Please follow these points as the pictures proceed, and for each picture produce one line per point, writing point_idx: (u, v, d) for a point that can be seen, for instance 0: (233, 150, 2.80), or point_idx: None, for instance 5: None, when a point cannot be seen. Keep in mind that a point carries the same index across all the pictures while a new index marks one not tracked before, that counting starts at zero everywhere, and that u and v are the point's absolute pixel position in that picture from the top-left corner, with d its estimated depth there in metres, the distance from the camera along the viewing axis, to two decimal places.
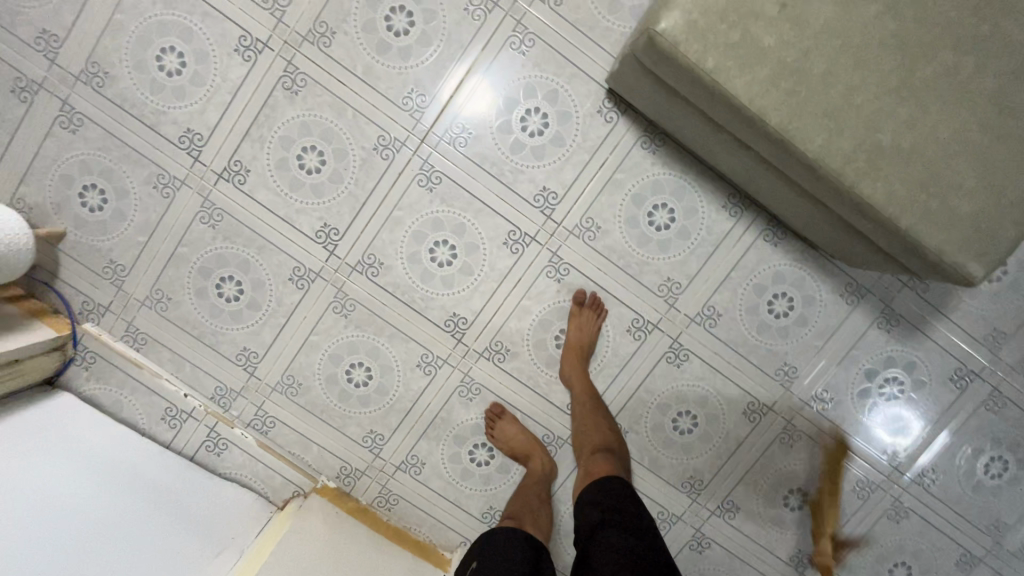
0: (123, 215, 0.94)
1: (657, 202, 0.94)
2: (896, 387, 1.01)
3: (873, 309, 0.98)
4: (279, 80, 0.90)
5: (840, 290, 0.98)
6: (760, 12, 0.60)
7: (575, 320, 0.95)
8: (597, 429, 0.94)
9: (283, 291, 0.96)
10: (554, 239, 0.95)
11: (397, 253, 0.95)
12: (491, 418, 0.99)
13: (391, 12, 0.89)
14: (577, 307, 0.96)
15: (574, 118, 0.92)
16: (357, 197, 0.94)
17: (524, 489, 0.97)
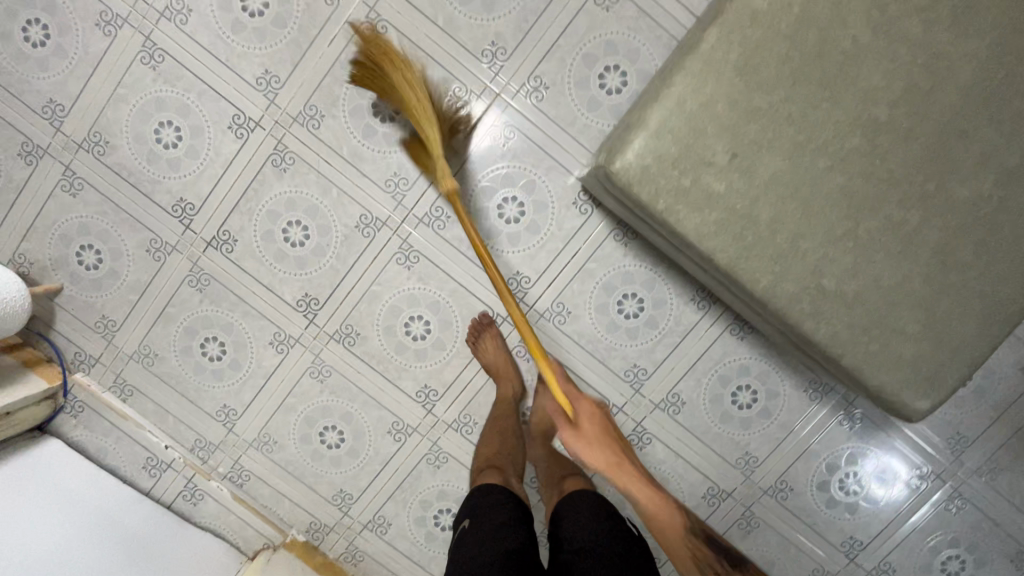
0: (116, 274, 0.99)
1: (627, 291, 0.97)
2: (857, 476, 1.02)
3: (835, 405, 1.00)
4: (269, 158, 0.95)
5: (803, 386, 0.99)
6: (712, 160, 0.62)
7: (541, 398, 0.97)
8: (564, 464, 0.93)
9: (264, 354, 1.01)
10: (525, 321, 0.98)
11: (374, 325, 0.99)
12: (477, 331, 0.97)
13: (379, 100, 0.93)
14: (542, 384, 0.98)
15: (549, 208, 0.95)
16: (338, 271, 0.98)
17: (503, 431, 0.93)
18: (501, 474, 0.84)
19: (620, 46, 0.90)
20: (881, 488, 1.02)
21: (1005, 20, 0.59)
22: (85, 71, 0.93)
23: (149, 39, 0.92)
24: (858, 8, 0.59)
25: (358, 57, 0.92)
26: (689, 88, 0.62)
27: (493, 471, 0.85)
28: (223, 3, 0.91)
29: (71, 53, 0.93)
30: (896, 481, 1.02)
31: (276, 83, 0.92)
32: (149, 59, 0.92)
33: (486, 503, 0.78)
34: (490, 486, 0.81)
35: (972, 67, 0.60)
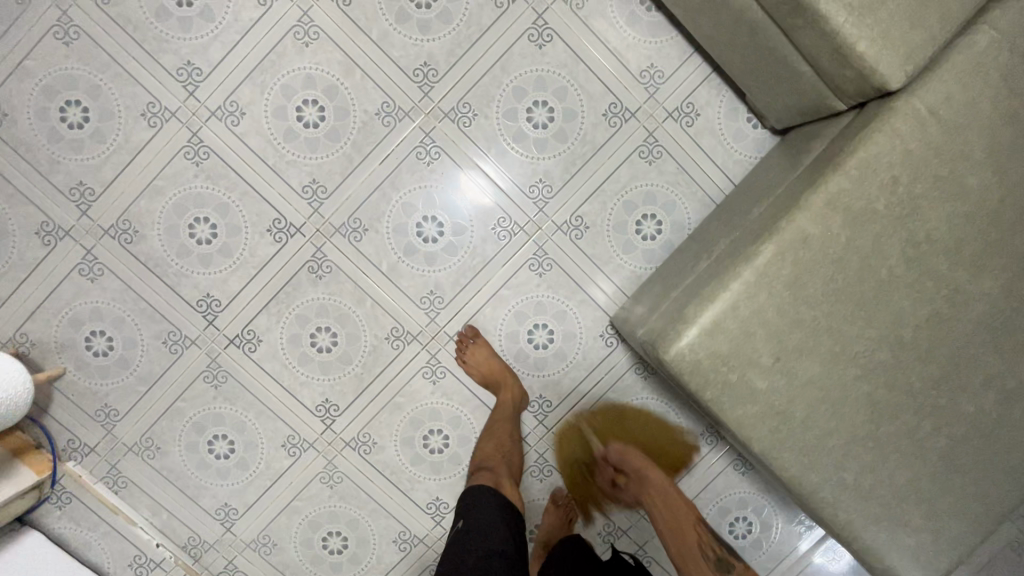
0: (126, 363, 0.95)
1: (641, 422, 1.01)
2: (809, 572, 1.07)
3: (820, 539, 1.07)
4: (305, 264, 0.94)
5: (794, 520, 1.06)
6: (757, 361, 0.67)
7: (547, 517, 1.00)
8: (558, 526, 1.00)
9: (274, 455, 0.98)
10: (542, 441, 1.01)
11: (392, 436, 0.99)
12: (463, 341, 0.96)
13: (424, 220, 0.94)
14: (553, 504, 1.01)
15: (577, 338, 0.98)
16: (362, 379, 0.97)
17: (500, 430, 0.94)
18: (493, 476, 0.89)
19: (658, 197, 0.96)
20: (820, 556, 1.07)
21: (1016, 268, 0.68)
22: (122, 159, 0.91)
23: (196, 135, 0.91)
24: (897, 243, 0.66)
25: (407, 178, 0.93)
26: (743, 295, 0.67)
27: (486, 474, 0.89)
28: (277, 109, 0.91)
29: (110, 139, 0.90)
30: (840, 556, 1.06)
31: (322, 192, 0.93)
32: (193, 155, 0.91)
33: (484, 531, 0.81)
34: (483, 488, 0.85)
35: (986, 304, 0.68)
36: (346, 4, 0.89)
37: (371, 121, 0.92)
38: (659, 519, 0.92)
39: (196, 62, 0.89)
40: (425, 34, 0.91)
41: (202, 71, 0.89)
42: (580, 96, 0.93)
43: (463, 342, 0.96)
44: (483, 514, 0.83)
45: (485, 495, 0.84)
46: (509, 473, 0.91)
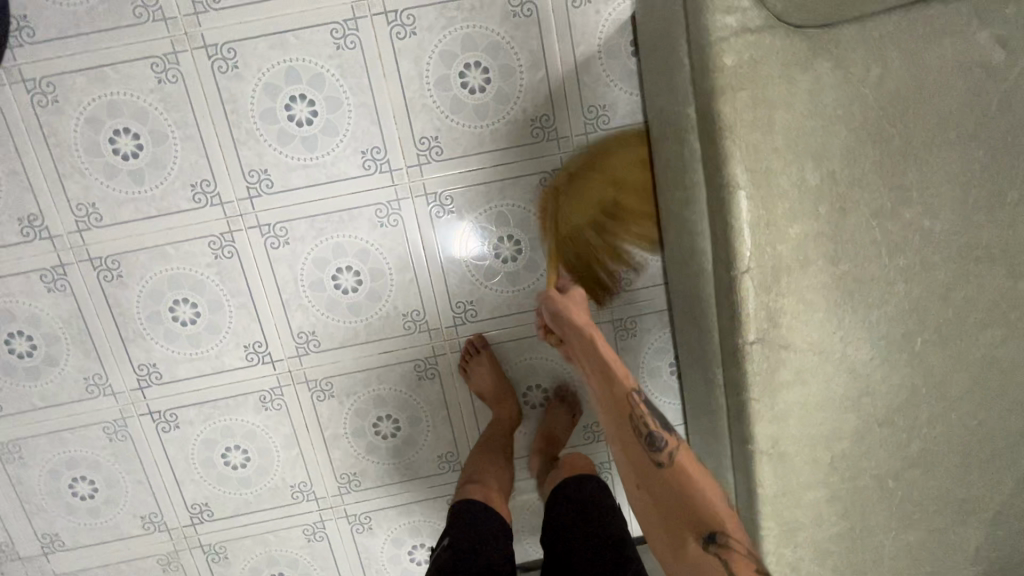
0: (36, 375, 0.91)
1: None
2: None
3: None
4: (260, 392, 0.94)
5: None
6: None
7: (479, 369, 0.93)
8: (488, 450, 0.92)
9: (127, 521, 0.99)
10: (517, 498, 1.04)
11: (245, 558, 1.02)
12: (468, 350, 0.94)
13: (383, 418, 0.98)
14: (482, 356, 0.93)
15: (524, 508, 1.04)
16: (249, 504, 0.99)
17: (494, 445, 0.92)
18: (483, 490, 0.86)
19: None
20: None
21: None
22: (147, 208, 0.86)
23: (230, 234, 0.87)
24: None
25: (396, 377, 0.96)
26: None
27: (476, 487, 0.86)
28: (319, 258, 0.90)
29: (147, 186, 0.85)
30: None
31: (314, 346, 0.93)
32: (216, 247, 0.88)
33: (471, 525, 0.81)
34: (470, 506, 0.83)
35: None
36: (438, 215, 0.89)
37: (394, 317, 0.93)
38: (593, 384, 0.78)
39: (273, 175, 0.86)
40: (484, 282, 0.93)
41: (272, 186, 0.86)
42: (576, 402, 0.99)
43: (463, 361, 0.95)
44: (474, 529, 0.80)
45: (474, 510, 0.82)
46: (500, 485, 0.89)
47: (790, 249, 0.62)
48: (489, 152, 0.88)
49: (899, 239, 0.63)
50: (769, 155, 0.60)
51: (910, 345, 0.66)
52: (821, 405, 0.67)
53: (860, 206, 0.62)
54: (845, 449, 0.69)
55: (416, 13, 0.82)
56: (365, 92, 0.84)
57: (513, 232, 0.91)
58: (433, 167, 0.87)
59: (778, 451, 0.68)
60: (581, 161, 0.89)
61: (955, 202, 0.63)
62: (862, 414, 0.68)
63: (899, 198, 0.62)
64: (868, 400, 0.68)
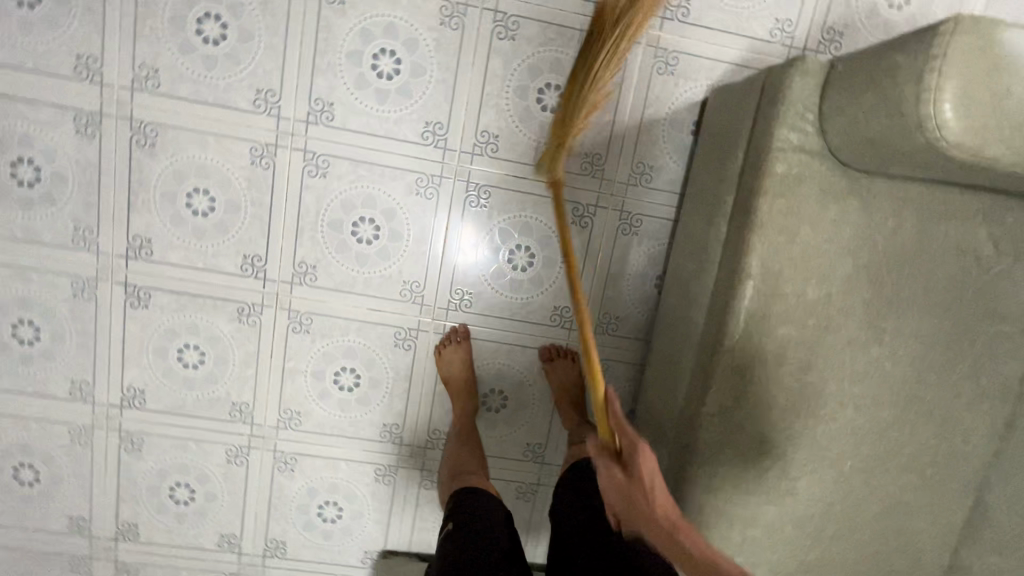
0: (28, 207, 0.89)
1: None
2: None
3: None
4: (240, 303, 0.95)
5: None
6: None
7: (446, 358, 0.97)
8: (462, 443, 0.94)
9: (56, 380, 0.96)
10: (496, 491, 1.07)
11: (158, 456, 1.01)
12: (443, 339, 0.99)
13: (345, 370, 0.99)
14: (447, 346, 0.98)
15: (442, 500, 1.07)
16: (185, 405, 0.99)
17: (466, 436, 0.95)
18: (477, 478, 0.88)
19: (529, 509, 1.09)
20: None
21: None
22: (205, 94, 0.87)
23: (274, 148, 0.90)
24: None
25: (373, 336, 0.98)
26: None
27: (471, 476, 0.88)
28: (347, 201, 0.93)
29: (214, 74, 0.87)
30: None
31: (308, 279, 0.95)
32: (255, 154, 0.90)
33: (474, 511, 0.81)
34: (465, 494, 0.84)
35: None
36: (471, 204, 0.94)
37: (394, 281, 0.96)
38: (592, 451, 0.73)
39: (336, 111, 0.89)
40: (488, 279, 0.98)
41: (331, 120, 0.89)
42: (527, 418, 1.04)
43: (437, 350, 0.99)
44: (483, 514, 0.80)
45: (478, 497, 0.83)
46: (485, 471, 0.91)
47: (771, 344, 0.69)
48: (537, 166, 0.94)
49: (861, 371, 0.71)
50: (783, 260, 0.68)
51: (840, 464, 0.74)
52: (750, 492, 0.73)
53: (840, 331, 0.70)
54: (756, 537, 0.75)
55: (522, 21, 0.88)
56: (450, 72, 0.89)
57: (530, 244, 0.97)
58: (484, 160, 0.93)
59: (699, 517, 0.74)
60: (614, 206, 0.96)
61: (916, 356, 0.72)
62: (781, 511, 0.75)
63: (873, 336, 0.71)
64: (790, 501, 0.74)
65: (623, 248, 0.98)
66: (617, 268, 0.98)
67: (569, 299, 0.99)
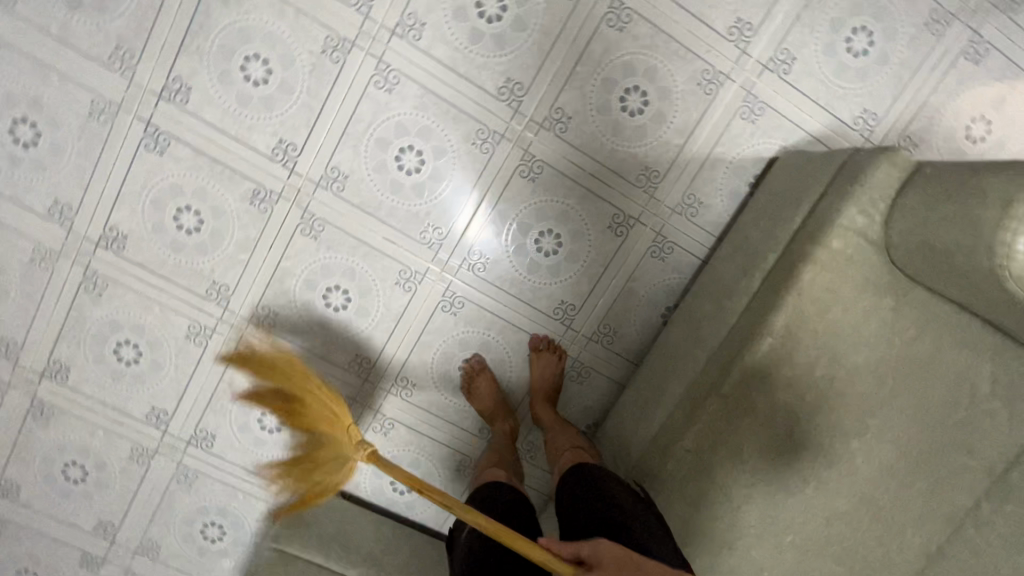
0: (74, 6, 0.83)
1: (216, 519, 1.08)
2: None
3: None
4: (258, 186, 0.91)
5: None
6: None
7: (476, 381, 1.01)
8: (494, 453, 0.98)
9: (37, 194, 0.90)
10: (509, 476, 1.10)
11: (117, 308, 0.96)
12: (467, 375, 1.01)
13: (337, 288, 0.97)
14: (472, 372, 1.01)
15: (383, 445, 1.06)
16: (164, 266, 0.94)
17: (499, 446, 0.99)
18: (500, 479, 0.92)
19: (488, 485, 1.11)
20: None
21: None
22: None
23: (351, 46, 0.86)
24: None
25: (377, 266, 0.96)
26: None
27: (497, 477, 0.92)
28: (402, 126, 0.90)
29: None
30: None
31: (335, 188, 0.92)
32: (330, 44, 0.86)
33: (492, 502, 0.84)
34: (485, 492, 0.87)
35: None
36: (520, 173, 0.93)
37: (418, 220, 0.95)
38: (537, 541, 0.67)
39: (426, 33, 0.86)
40: (509, 253, 0.97)
41: (418, 41, 0.86)
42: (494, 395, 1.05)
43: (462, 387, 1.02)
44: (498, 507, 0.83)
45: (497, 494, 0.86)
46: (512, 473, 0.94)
47: (763, 404, 0.72)
48: (596, 162, 0.93)
49: (835, 458, 0.74)
50: (806, 330, 0.69)
51: (782, 536, 0.76)
52: (692, 533, 0.75)
53: (829, 413, 0.72)
54: None
55: (634, 16, 0.87)
56: (549, 40, 0.87)
57: (560, 231, 0.96)
58: (548, 136, 0.91)
59: None
60: (652, 226, 0.96)
61: (887, 461, 0.74)
62: (713, 562, 0.76)
63: (856, 428, 0.73)
64: (725, 555, 0.76)
65: (647, 269, 0.98)
66: (632, 285, 0.99)
67: (577, 298, 0.99)
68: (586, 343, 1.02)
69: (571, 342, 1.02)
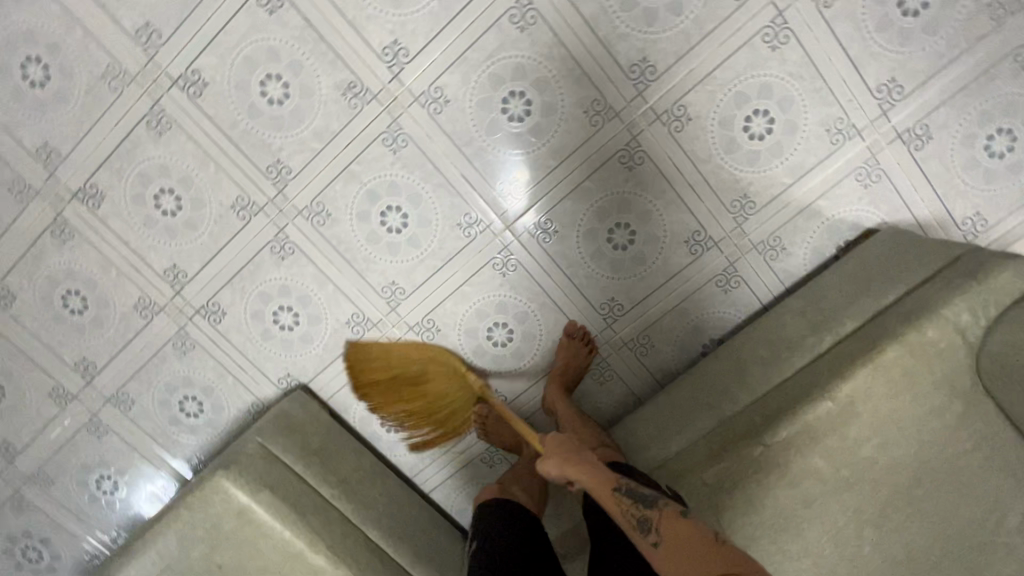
0: None
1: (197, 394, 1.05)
2: (110, 484, 1.12)
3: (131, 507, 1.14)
4: (357, 80, 0.87)
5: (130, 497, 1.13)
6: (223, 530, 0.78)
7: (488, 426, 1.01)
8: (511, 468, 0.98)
9: (131, 9, 0.84)
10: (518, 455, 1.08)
11: (173, 154, 0.91)
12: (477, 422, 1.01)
13: (397, 210, 0.93)
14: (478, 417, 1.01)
15: None
16: (234, 129, 0.90)
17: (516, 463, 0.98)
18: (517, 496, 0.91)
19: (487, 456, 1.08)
20: (149, 508, 1.13)
21: None
22: None
23: None
24: None
25: (445, 202, 0.93)
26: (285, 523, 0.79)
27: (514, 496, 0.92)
28: (522, 70, 0.85)
29: None
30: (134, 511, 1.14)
31: (433, 109, 0.88)
32: None
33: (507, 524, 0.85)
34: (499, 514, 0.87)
35: None
36: (619, 158, 0.89)
37: (502, 170, 0.91)
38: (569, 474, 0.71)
39: None
40: (579, 233, 0.94)
41: None
42: (511, 367, 1.03)
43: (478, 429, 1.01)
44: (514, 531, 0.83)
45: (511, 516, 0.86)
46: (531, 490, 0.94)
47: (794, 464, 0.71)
48: (698, 173, 0.90)
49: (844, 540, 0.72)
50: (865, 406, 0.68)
51: None
52: None
53: (855, 494, 0.71)
54: None
55: (792, 39, 0.82)
56: (700, 35, 0.83)
57: (636, 229, 0.93)
58: (661, 131, 0.88)
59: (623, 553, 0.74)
60: (728, 255, 0.93)
61: None
62: None
63: (877, 520, 0.70)
64: None
65: (706, 295, 0.96)
66: (686, 306, 0.97)
67: (628, 301, 0.97)
68: (620, 347, 1.00)
69: (606, 341, 0.99)
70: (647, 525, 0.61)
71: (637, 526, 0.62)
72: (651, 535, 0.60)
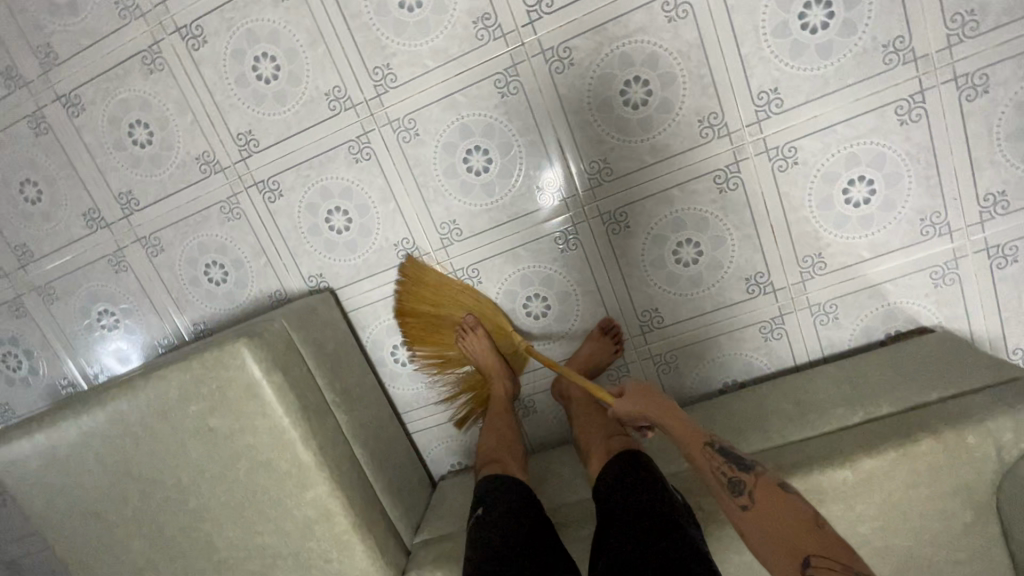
0: None
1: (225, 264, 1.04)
2: (109, 321, 1.10)
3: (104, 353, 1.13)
4: (493, 14, 0.85)
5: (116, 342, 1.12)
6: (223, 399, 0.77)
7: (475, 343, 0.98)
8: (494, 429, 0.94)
9: None
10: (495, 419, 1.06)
11: (288, 24, 0.90)
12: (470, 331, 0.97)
13: (483, 152, 0.92)
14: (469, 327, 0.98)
15: None
16: (356, 20, 0.88)
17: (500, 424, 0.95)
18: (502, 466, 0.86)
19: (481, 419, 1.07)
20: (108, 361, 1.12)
21: None
22: None
23: None
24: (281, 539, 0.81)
25: (532, 161, 0.92)
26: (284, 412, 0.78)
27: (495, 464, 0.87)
28: (655, 59, 0.84)
29: None
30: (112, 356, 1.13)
31: (555, 68, 0.87)
32: None
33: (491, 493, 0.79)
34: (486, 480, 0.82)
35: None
36: (714, 177, 0.89)
37: (599, 149, 0.90)
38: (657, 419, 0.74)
39: None
40: (649, 235, 0.93)
41: None
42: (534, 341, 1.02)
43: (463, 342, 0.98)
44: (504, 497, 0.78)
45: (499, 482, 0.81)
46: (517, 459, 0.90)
47: None
48: (784, 218, 0.89)
49: None
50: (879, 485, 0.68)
51: None
52: None
53: None
54: None
55: (923, 120, 0.82)
56: (837, 85, 0.82)
57: (704, 250, 0.93)
58: (764, 165, 0.87)
59: None
60: (782, 306, 0.93)
61: None
62: None
63: None
64: None
65: (746, 336, 0.96)
66: (722, 341, 0.97)
67: (670, 316, 0.97)
68: (645, 358, 1.00)
69: (635, 347, 1.00)
70: (739, 487, 0.64)
71: (728, 484, 0.65)
72: (741, 497, 0.64)
